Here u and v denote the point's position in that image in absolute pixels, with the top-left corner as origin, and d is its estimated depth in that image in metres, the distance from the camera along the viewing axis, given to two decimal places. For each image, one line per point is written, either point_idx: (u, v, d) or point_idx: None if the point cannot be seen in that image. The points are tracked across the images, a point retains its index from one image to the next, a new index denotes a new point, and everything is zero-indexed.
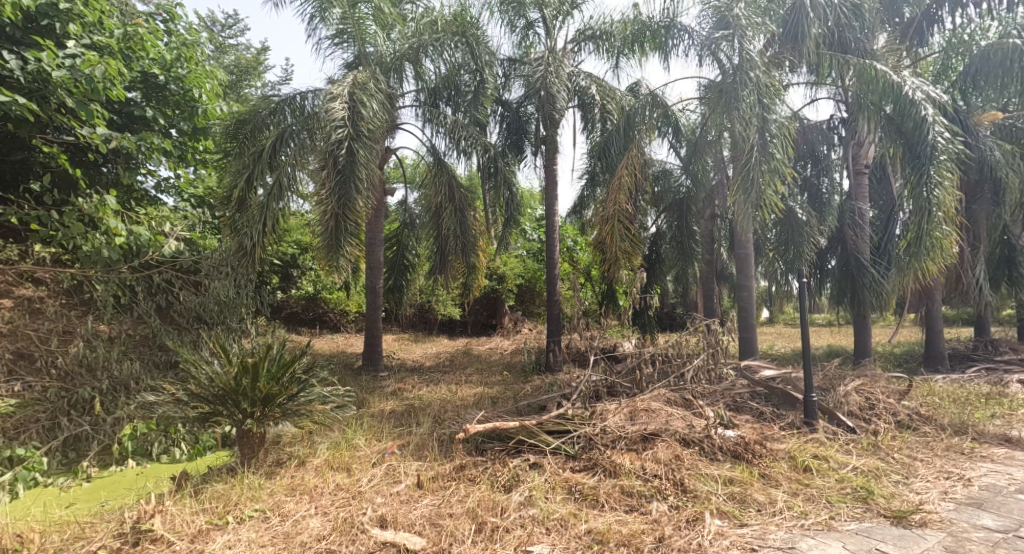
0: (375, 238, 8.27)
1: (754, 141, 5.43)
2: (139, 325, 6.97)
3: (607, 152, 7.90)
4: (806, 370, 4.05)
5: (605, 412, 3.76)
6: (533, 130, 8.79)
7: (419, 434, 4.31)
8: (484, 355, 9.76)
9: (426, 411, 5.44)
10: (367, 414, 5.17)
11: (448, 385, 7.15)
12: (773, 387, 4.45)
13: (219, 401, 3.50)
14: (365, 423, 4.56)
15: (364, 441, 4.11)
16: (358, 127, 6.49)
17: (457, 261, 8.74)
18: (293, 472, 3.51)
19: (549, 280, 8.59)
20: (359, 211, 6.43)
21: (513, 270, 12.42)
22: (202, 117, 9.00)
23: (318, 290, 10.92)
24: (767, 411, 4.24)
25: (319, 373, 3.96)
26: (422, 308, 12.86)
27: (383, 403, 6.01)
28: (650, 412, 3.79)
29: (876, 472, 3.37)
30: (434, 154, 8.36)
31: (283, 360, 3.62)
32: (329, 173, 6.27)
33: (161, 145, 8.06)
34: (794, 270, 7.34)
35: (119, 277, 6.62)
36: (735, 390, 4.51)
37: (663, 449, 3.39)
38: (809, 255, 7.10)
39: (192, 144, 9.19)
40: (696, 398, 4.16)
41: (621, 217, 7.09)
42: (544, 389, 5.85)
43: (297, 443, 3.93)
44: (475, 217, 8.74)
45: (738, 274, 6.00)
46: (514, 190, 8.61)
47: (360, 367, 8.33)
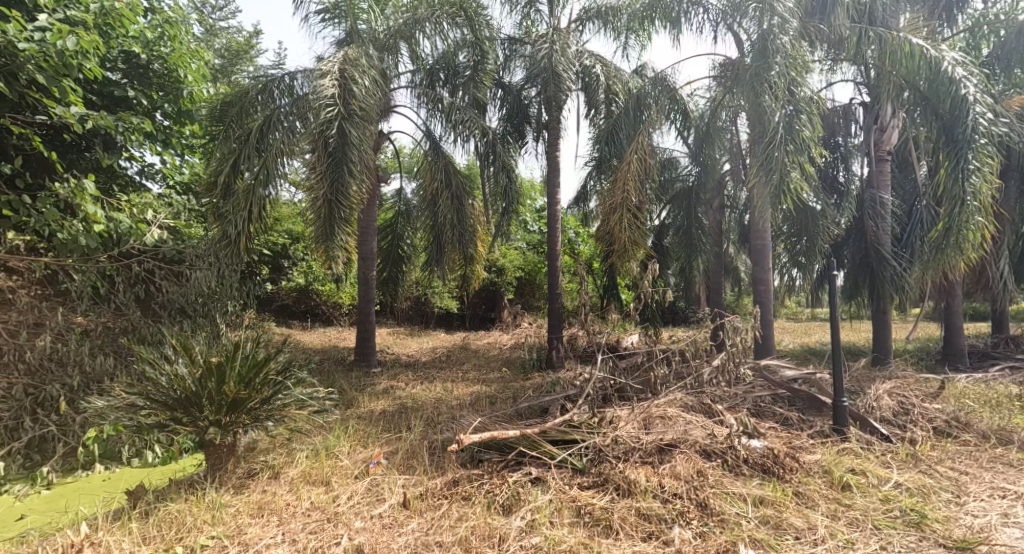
0: (368, 227, 7.84)
1: (778, 118, 5.05)
2: (117, 318, 6.58)
3: (616, 136, 7.42)
4: (837, 372, 3.67)
5: (616, 419, 3.37)
6: (535, 115, 8.37)
7: (409, 440, 3.92)
8: (482, 350, 9.37)
9: (419, 413, 5.06)
10: (355, 417, 4.78)
11: (444, 382, 6.75)
12: (798, 390, 4.06)
13: (181, 406, 3.09)
14: (351, 428, 4.16)
15: (348, 449, 3.71)
16: (349, 106, 6.07)
17: (455, 252, 8.35)
18: (266, 486, 3.12)
19: (550, 272, 8.21)
20: (352, 196, 6.00)
21: (513, 262, 12.03)
22: (189, 99, 8.58)
23: (310, 281, 10.49)
24: (792, 416, 3.85)
25: (298, 375, 3.58)
26: (419, 301, 12.46)
27: (373, 404, 5.62)
28: (666, 419, 3.41)
29: (923, 490, 2.98)
30: (431, 139, 7.94)
31: (255, 361, 3.25)
32: (320, 155, 5.86)
33: (142, 126, 7.63)
34: (809, 262, 6.89)
35: (97, 267, 6.18)
36: (757, 392, 4.12)
37: (682, 463, 3.00)
38: (825, 247, 6.70)
39: (178, 128, 8.79)
40: (715, 403, 3.76)
41: (629, 206, 6.68)
42: (546, 389, 5.45)
43: (273, 451, 3.54)
44: (473, 206, 8.34)
45: (754, 267, 5.58)
46: (514, 177, 8.18)
47: (352, 362, 7.95)
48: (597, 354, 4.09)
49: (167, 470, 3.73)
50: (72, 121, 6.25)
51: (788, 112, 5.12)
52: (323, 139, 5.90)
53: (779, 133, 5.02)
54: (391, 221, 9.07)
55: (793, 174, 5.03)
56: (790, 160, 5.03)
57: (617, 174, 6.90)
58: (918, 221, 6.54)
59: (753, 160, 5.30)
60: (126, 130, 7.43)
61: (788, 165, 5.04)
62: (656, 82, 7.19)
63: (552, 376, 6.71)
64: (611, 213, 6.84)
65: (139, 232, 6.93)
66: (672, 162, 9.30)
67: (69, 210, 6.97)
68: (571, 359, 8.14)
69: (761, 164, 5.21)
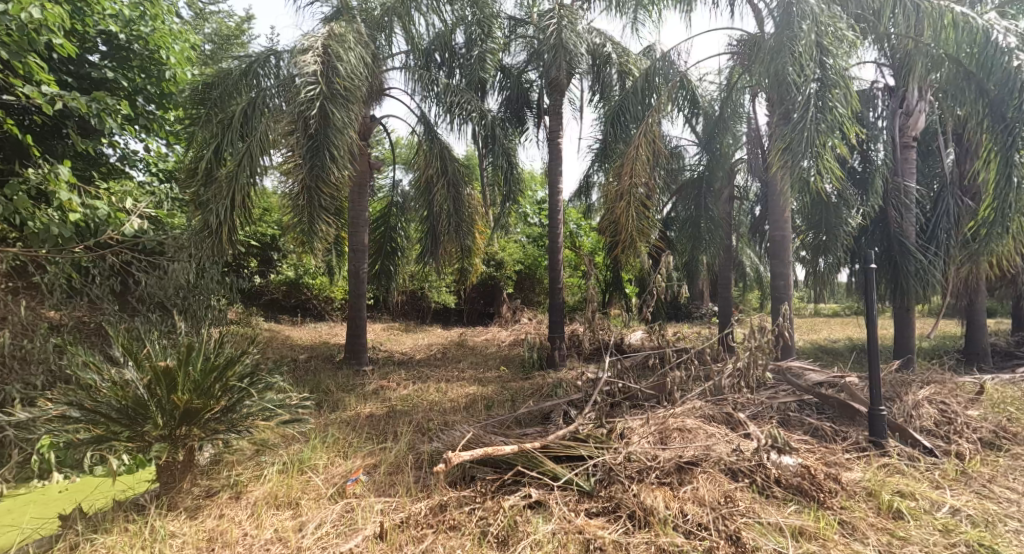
0: (359, 217, 7.39)
1: (806, 92, 4.72)
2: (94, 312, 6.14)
3: (622, 118, 7.01)
4: (874, 378, 3.23)
5: (629, 433, 2.96)
6: (538, 100, 7.96)
7: (394, 452, 3.50)
8: (480, 347, 8.95)
9: (410, 418, 4.64)
10: (339, 423, 4.37)
11: (437, 382, 6.34)
12: (827, 396, 3.63)
13: (127, 418, 2.64)
14: (330, 436, 3.75)
15: (325, 463, 3.31)
16: (332, 84, 5.61)
17: (451, 244, 7.93)
18: (227, 510, 2.72)
19: (550, 266, 7.79)
20: (334, 182, 5.63)
21: (512, 256, 11.60)
22: (171, 82, 8.21)
23: (300, 275, 10.10)
24: (823, 427, 3.42)
25: (267, 379, 3.17)
26: (415, 295, 12.04)
27: (361, 407, 5.20)
28: (685, 432, 3.01)
29: (987, 517, 2.57)
30: (425, 124, 7.50)
31: (211, 364, 2.85)
32: (300, 138, 5.42)
33: (119, 108, 7.21)
34: (827, 256, 6.44)
35: (71, 257, 5.71)
36: (782, 399, 3.70)
37: (706, 485, 2.60)
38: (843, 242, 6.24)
39: (162, 112, 8.45)
40: (738, 412, 3.35)
41: (637, 195, 6.25)
42: (547, 392, 5.03)
43: (240, 463, 3.13)
44: (470, 195, 7.89)
45: (773, 260, 5.13)
46: (515, 164, 7.75)
47: (342, 360, 7.54)
48: (605, 356, 3.69)
49: (128, 480, 3.24)
50: (41, 101, 5.79)
51: (815, 88, 4.79)
52: (303, 121, 5.46)
53: (808, 111, 4.70)
54: (384, 211, 8.59)
55: (820, 153, 4.68)
56: (820, 139, 4.68)
57: (624, 160, 6.48)
58: (945, 212, 6.15)
59: (779, 141, 4.96)
60: (101, 111, 6.99)
61: (818, 145, 4.70)
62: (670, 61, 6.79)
63: (553, 376, 6.30)
64: (616, 202, 6.45)
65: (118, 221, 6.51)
66: (681, 151, 8.86)
67: (41, 198, 6.52)
68: (573, 358, 7.74)
69: (787, 145, 4.87)
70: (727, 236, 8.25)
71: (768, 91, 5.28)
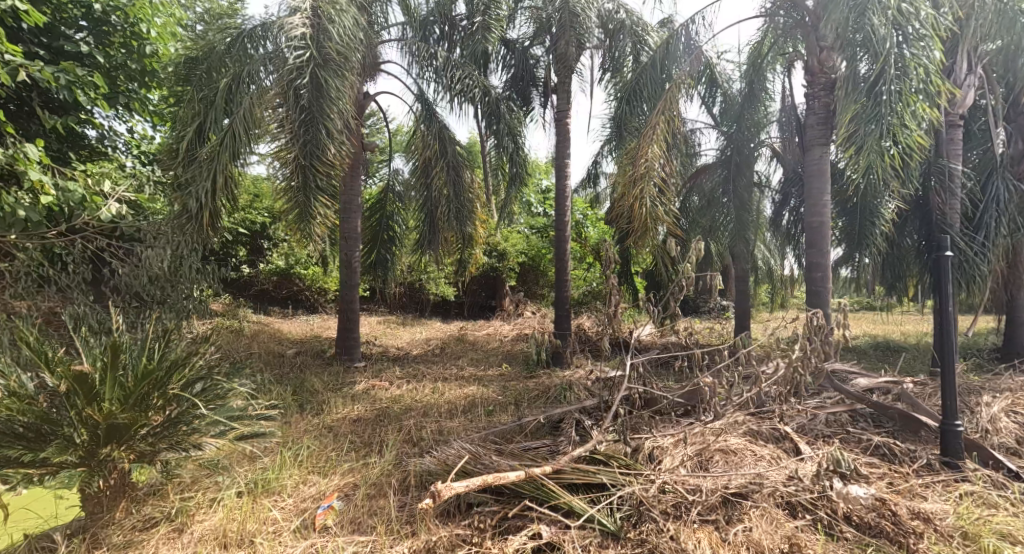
0: (352, 203, 6.84)
1: (886, 52, 4.03)
2: (61, 301, 5.59)
3: (638, 94, 6.41)
4: (951, 386, 2.69)
5: (661, 457, 2.43)
6: (544, 77, 7.34)
7: (378, 470, 2.97)
8: (480, 342, 8.41)
9: (401, 425, 4.11)
10: (319, 435, 3.82)
11: (434, 381, 5.81)
12: (886, 406, 3.09)
13: (42, 441, 2.14)
14: (306, 450, 3.24)
15: (294, 483, 2.80)
16: (322, 49, 5.04)
17: (451, 232, 7.37)
18: (164, 551, 2.21)
19: (557, 257, 7.24)
20: (332, 160, 5.08)
21: (516, 247, 11.02)
22: (152, 57, 7.63)
23: (291, 265, 9.51)
24: (886, 444, 2.89)
25: (221, 386, 2.67)
26: (413, 288, 11.49)
27: (347, 411, 4.67)
28: (728, 455, 2.48)
29: None
30: (424, 102, 6.88)
31: (143, 369, 2.33)
32: (289, 109, 4.86)
33: (91, 82, 6.63)
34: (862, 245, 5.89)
35: (38, 243, 5.17)
36: (833, 410, 3.16)
37: (761, 527, 2.08)
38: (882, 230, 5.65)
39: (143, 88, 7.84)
40: (785, 426, 2.82)
41: (657, 176, 5.63)
42: (555, 397, 4.47)
43: (192, 485, 2.62)
44: (472, 180, 7.33)
45: (810, 250, 4.54)
46: (522, 146, 7.13)
47: (333, 355, 7.02)
48: (627, 357, 3.17)
49: (15, 518, 2.38)
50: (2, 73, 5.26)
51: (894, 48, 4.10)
52: (292, 91, 4.90)
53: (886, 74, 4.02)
54: (380, 198, 8.01)
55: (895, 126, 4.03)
56: (904, 102, 4.02)
57: (641, 139, 5.90)
58: (994, 198, 5.60)
59: (844, 109, 4.31)
60: (72, 86, 6.41)
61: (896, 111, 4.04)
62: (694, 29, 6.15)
63: (561, 377, 5.75)
64: (629, 188, 5.82)
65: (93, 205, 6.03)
66: (696, 135, 8.26)
67: (8, 179, 6.00)
68: (581, 356, 7.21)
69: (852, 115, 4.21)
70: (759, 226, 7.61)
71: (814, 57, 4.62)
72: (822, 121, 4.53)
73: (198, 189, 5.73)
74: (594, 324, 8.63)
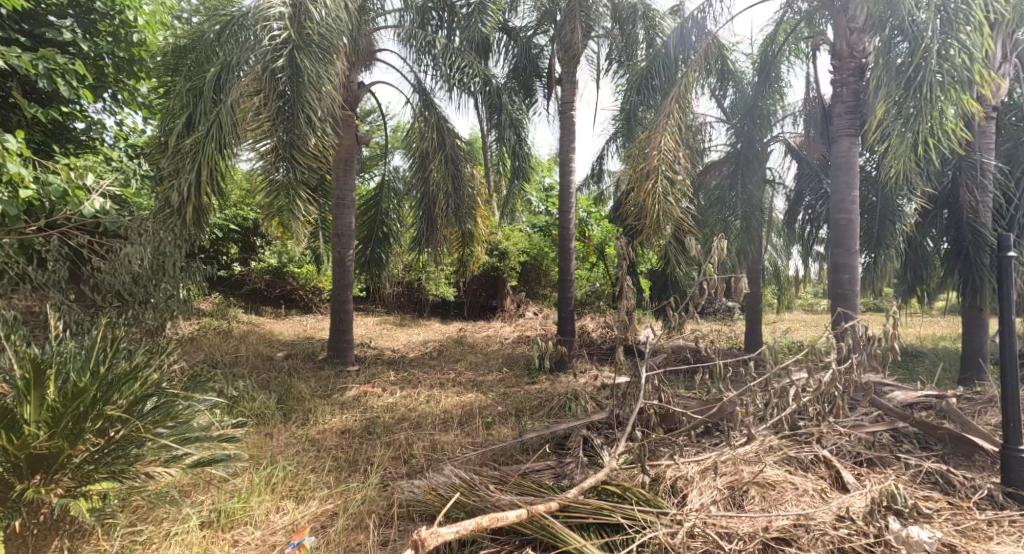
0: (344, 199, 6.45)
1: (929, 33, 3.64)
2: (38, 299, 5.28)
3: (649, 83, 6.07)
4: (1014, 406, 2.32)
5: (687, 494, 2.13)
6: (548, 68, 6.99)
7: (361, 497, 2.63)
8: (480, 344, 8.05)
9: (391, 439, 3.76)
10: (300, 453, 3.46)
11: (429, 388, 5.44)
12: (934, 425, 2.72)
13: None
14: (283, 470, 2.91)
15: (264, 511, 2.48)
16: (302, 31, 4.67)
17: (449, 229, 7.00)
18: None
19: (560, 257, 6.89)
20: (312, 150, 4.71)
21: (517, 246, 10.61)
22: (141, 46, 7.22)
23: (284, 263, 9.15)
24: (938, 471, 2.52)
25: (177, 404, 2.43)
26: (411, 287, 11.14)
27: (335, 421, 4.33)
28: (764, 490, 2.16)
29: None
30: (420, 92, 6.49)
31: (73, 388, 2.10)
32: (265, 93, 4.49)
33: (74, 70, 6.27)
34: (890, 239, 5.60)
35: (14, 237, 4.87)
36: (873, 429, 2.80)
37: None
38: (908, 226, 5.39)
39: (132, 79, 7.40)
40: (823, 450, 2.49)
41: (670, 168, 5.26)
42: (561, 410, 4.11)
43: (147, 517, 2.30)
44: (471, 174, 6.96)
45: (836, 251, 4.17)
46: (525, 139, 6.76)
47: (325, 358, 6.67)
48: (642, 370, 2.85)
49: None
50: None
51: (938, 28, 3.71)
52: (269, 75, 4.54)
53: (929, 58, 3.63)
54: (376, 194, 7.64)
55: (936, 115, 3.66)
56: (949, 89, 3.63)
57: (653, 130, 5.55)
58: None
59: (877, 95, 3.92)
60: (53, 74, 6.06)
61: (935, 98, 3.67)
62: (705, 15, 5.76)
63: (565, 384, 5.39)
64: (639, 183, 5.46)
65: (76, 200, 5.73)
66: (705, 130, 7.87)
67: None
68: (585, 360, 6.85)
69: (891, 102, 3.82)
70: (772, 225, 7.25)
71: (843, 39, 4.25)
72: (851, 110, 4.17)
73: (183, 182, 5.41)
74: (599, 327, 8.29)
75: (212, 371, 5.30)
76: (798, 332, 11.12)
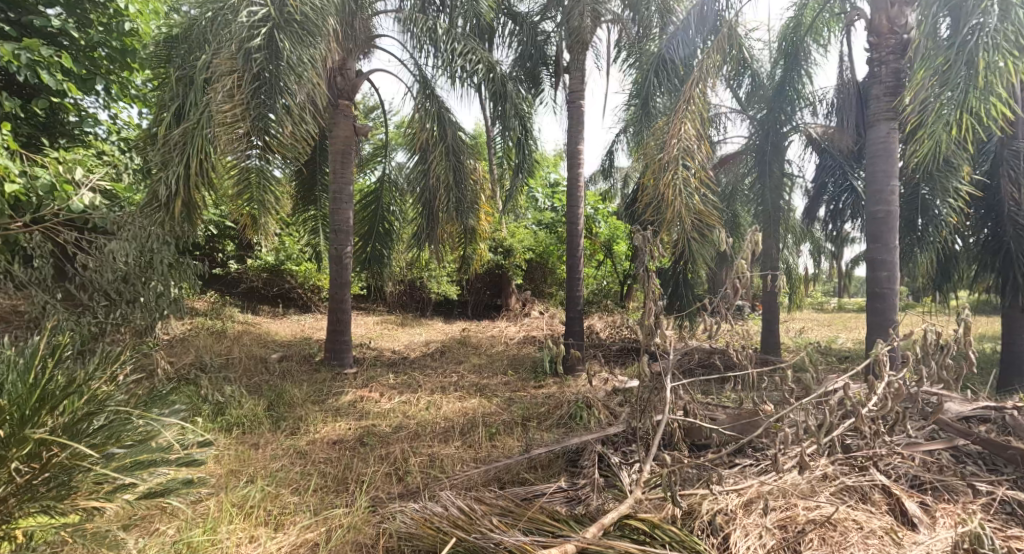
0: (341, 192, 6.13)
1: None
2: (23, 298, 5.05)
3: (664, 67, 5.70)
4: None
5: (740, 540, 1.94)
6: (555, 55, 6.63)
7: (347, 526, 2.34)
8: (484, 345, 7.72)
9: (385, 451, 3.44)
10: (284, 470, 3.16)
11: (430, 393, 5.12)
12: (1005, 444, 2.36)
13: None
14: (260, 490, 2.63)
15: (231, 545, 2.20)
16: (284, 8, 4.37)
17: (450, 224, 6.67)
18: None
19: (568, 254, 6.55)
20: (287, 137, 4.40)
21: (523, 243, 10.27)
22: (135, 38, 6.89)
23: (282, 261, 8.85)
24: (1011, 500, 2.18)
25: (132, 424, 2.13)
26: (415, 286, 10.83)
27: (327, 430, 4.02)
28: (824, 531, 1.97)
29: None
30: (419, 80, 6.16)
31: None
32: (239, 75, 4.20)
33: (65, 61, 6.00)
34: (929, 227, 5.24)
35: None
36: (931, 448, 2.45)
37: None
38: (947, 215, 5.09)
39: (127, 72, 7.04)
40: (880, 477, 2.23)
41: (690, 156, 4.90)
42: (572, 420, 3.79)
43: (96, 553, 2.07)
44: (473, 168, 6.70)
45: (876, 244, 3.79)
46: (529, 128, 6.43)
47: (321, 360, 6.37)
48: (669, 383, 2.55)
49: None
50: None
51: None
52: (245, 56, 4.27)
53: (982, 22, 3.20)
54: (375, 188, 7.32)
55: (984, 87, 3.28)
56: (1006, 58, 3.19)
57: (672, 116, 5.17)
58: None
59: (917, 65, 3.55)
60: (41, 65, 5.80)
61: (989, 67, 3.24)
62: None
63: (573, 389, 5.07)
64: (655, 173, 5.10)
65: (65, 196, 5.49)
66: (721, 122, 7.47)
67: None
68: (595, 362, 6.50)
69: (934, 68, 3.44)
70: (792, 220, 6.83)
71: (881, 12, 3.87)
72: (891, 91, 3.79)
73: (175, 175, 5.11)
74: (609, 327, 7.93)
75: (200, 374, 5.02)
76: (815, 332, 10.65)
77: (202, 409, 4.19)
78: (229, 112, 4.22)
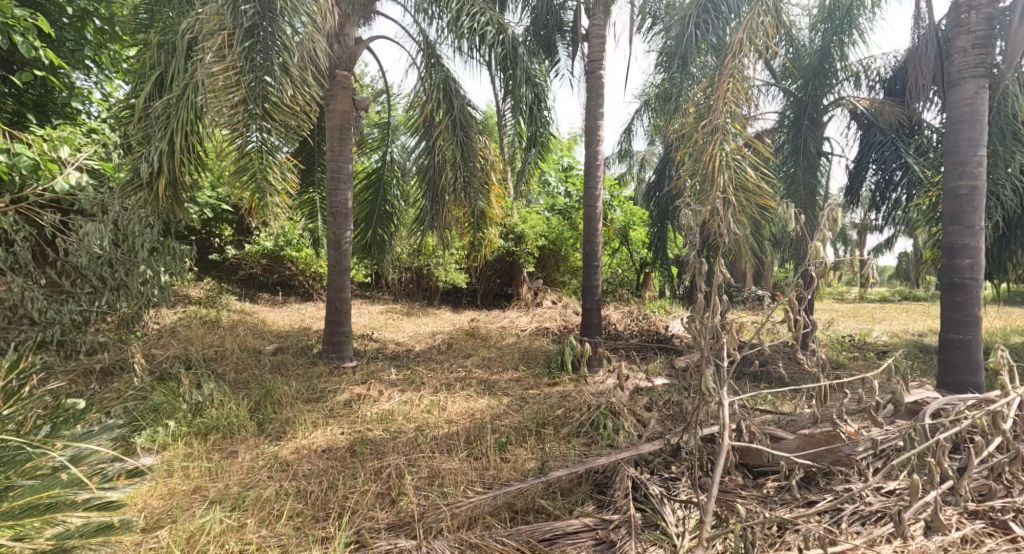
0: (341, 170, 5.60)
1: None
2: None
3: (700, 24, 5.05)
4: None
5: None
6: (573, 21, 6.05)
7: None
8: (493, 336, 7.24)
9: (378, 465, 2.94)
10: (260, 491, 2.68)
11: (434, 391, 4.65)
12: None
13: None
14: (218, 521, 2.31)
15: None
16: None
17: (459, 207, 6.17)
18: None
19: (586, 240, 6.01)
20: (285, 102, 3.86)
21: (535, 229, 9.73)
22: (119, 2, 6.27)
23: (280, 246, 8.39)
24: None
25: (32, 454, 1.89)
26: (420, 273, 10.34)
27: (317, 437, 3.54)
28: None
29: None
30: (425, 46, 5.59)
31: None
32: (229, 32, 3.68)
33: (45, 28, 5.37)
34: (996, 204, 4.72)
35: None
36: None
37: None
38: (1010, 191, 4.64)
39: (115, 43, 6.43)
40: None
41: (737, 122, 4.32)
42: (592, 429, 3.30)
43: None
44: (482, 146, 6.18)
45: (957, 230, 3.46)
46: (543, 99, 5.86)
47: (319, 353, 5.91)
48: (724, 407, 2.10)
49: None
50: None
51: None
52: (233, 9, 3.72)
53: None
54: (377, 168, 6.80)
55: None
56: None
57: (713, 80, 4.54)
58: None
59: None
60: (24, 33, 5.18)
61: None
62: None
63: (593, 389, 4.57)
64: (695, 141, 4.54)
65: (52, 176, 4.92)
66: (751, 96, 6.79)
67: None
68: (614, 358, 5.99)
69: None
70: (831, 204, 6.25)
71: None
72: (982, 43, 3.40)
73: (156, 151, 4.64)
74: (625, 318, 7.37)
75: (185, 370, 4.58)
76: (842, 324, 10.01)
77: (180, 411, 3.74)
78: (218, 73, 3.68)
